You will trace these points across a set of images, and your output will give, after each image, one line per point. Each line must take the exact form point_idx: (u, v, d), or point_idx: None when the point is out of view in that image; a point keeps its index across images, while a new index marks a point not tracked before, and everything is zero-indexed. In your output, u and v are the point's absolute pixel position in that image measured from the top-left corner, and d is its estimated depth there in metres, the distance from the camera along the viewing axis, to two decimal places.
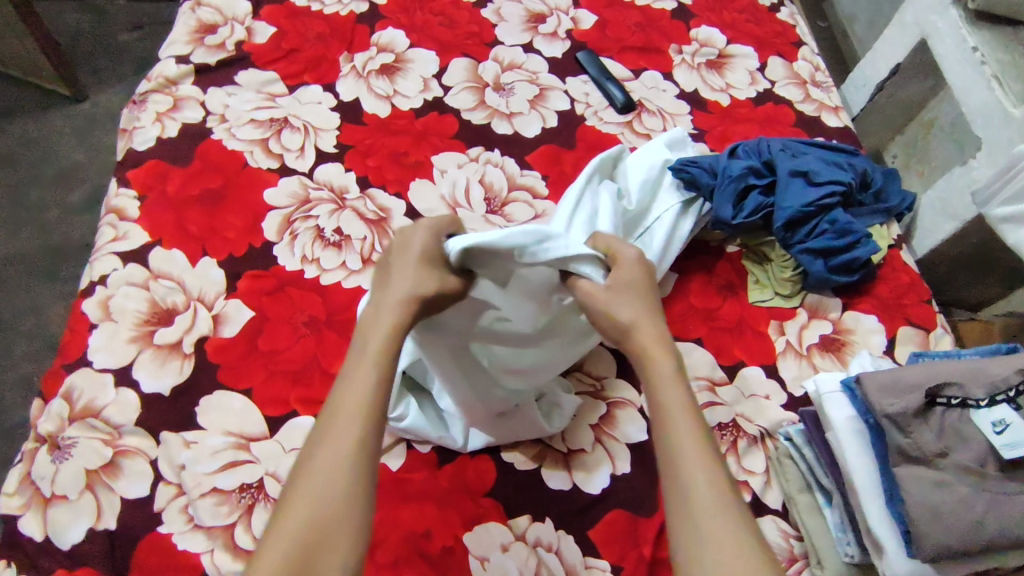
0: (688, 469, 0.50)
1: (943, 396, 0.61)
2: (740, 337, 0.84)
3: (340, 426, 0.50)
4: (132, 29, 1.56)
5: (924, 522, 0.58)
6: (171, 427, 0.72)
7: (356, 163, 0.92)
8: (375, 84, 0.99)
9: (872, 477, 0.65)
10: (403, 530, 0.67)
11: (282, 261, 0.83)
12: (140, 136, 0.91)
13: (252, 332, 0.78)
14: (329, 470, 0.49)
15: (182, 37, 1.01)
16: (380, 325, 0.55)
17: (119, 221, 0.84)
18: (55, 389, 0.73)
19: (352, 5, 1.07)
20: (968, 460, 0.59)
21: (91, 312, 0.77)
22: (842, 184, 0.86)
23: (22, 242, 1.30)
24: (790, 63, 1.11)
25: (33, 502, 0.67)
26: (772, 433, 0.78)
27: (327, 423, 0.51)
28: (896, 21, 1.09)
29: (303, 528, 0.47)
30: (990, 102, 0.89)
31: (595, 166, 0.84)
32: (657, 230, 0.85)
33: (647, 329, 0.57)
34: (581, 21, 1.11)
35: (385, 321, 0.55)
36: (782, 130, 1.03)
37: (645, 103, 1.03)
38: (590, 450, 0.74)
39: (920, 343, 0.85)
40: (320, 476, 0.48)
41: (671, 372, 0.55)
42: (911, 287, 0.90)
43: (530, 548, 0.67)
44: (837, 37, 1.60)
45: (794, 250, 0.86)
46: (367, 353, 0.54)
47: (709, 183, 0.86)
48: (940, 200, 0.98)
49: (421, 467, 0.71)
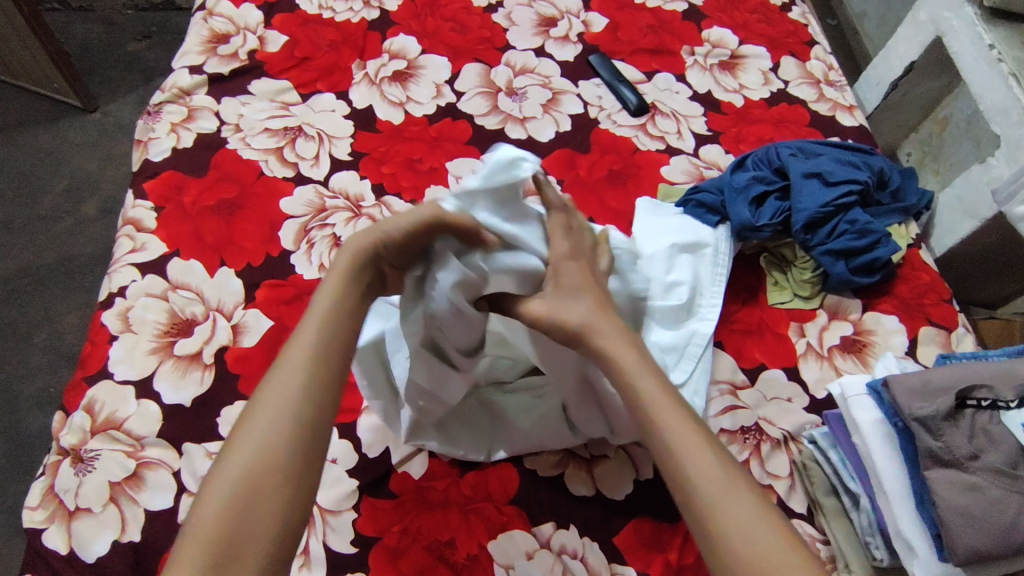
0: (690, 457, 0.51)
1: (973, 398, 0.61)
2: (760, 339, 0.84)
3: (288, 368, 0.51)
4: (141, 39, 1.57)
5: (956, 526, 0.57)
6: (193, 438, 0.72)
7: (371, 170, 0.92)
8: (387, 92, 0.99)
9: (903, 482, 0.64)
10: (427, 539, 0.67)
11: (300, 269, 0.83)
12: (156, 147, 0.91)
13: (271, 342, 0.78)
14: (277, 416, 0.49)
15: (194, 47, 1.02)
16: (333, 281, 0.56)
17: (137, 233, 0.84)
18: (77, 401, 0.73)
19: (363, 12, 1.08)
20: (999, 463, 0.59)
21: (111, 324, 0.77)
22: (858, 183, 0.86)
23: (36, 253, 1.30)
24: (803, 62, 1.11)
25: (57, 515, 0.67)
26: (796, 437, 0.77)
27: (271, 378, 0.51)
28: (910, 19, 1.09)
29: (248, 472, 0.47)
30: (1008, 100, 0.88)
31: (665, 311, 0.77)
32: (721, 250, 0.85)
33: (601, 327, 0.58)
34: (592, 24, 1.11)
35: (337, 275, 0.56)
36: (797, 129, 1.03)
37: (658, 105, 1.02)
38: (613, 456, 0.74)
39: (942, 343, 0.85)
40: (264, 424, 0.48)
41: (637, 362, 0.56)
42: (931, 286, 0.89)
43: (555, 555, 0.67)
44: (847, 35, 1.59)
45: (815, 252, 0.85)
46: (317, 308, 0.54)
47: (718, 200, 0.88)
48: (959, 198, 0.97)
49: (444, 475, 0.71)
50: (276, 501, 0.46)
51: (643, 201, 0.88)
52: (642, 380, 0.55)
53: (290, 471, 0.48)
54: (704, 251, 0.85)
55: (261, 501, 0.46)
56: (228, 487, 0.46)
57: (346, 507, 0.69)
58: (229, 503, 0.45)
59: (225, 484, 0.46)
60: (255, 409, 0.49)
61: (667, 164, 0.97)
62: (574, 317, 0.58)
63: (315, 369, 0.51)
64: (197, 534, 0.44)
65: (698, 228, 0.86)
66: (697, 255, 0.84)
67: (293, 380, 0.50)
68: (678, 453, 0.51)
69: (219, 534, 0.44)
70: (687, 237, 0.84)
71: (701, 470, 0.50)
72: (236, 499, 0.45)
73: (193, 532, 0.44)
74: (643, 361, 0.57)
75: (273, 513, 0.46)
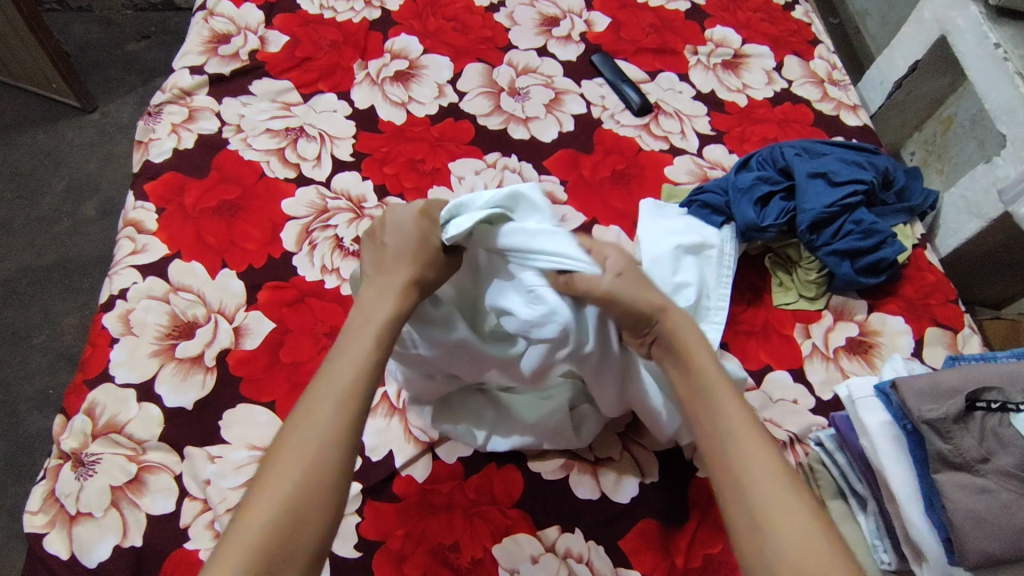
0: (745, 447, 0.53)
1: (983, 400, 0.60)
2: (766, 340, 0.83)
3: (341, 374, 0.55)
4: (140, 39, 1.56)
5: (966, 529, 0.57)
6: (195, 441, 0.71)
7: (373, 171, 0.91)
8: (389, 92, 0.99)
9: (912, 484, 0.64)
10: (430, 544, 0.66)
11: (302, 271, 0.82)
12: (156, 148, 0.91)
13: (274, 345, 0.77)
14: (320, 436, 0.52)
15: (195, 48, 1.01)
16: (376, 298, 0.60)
17: (138, 234, 0.83)
18: (78, 404, 0.72)
19: (365, 12, 1.07)
20: (1012, 467, 0.57)
21: (112, 326, 0.77)
22: (864, 182, 0.85)
23: (35, 254, 1.29)
24: (807, 62, 1.10)
25: (57, 519, 0.66)
26: (802, 438, 0.77)
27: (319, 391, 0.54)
28: (915, 18, 1.08)
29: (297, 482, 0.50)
30: (1014, 100, 0.88)
31: None
32: (727, 249, 0.85)
33: (675, 317, 0.61)
34: (594, 23, 1.10)
35: (386, 298, 0.60)
36: (802, 129, 1.02)
37: (662, 104, 1.01)
38: (618, 458, 0.73)
39: (948, 344, 0.84)
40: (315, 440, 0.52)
41: (711, 361, 0.59)
42: (936, 287, 0.89)
43: (560, 559, 0.66)
44: (849, 34, 1.59)
45: (820, 253, 0.84)
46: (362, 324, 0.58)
47: (722, 201, 0.87)
48: (964, 198, 0.96)
49: (447, 479, 0.71)
50: (317, 512, 0.49)
51: (647, 202, 0.88)
52: (711, 378, 0.57)
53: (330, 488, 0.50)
54: (709, 253, 0.84)
55: (306, 514, 0.49)
56: (275, 503, 0.49)
57: (349, 510, 0.68)
58: (276, 516, 0.48)
59: (272, 492, 0.49)
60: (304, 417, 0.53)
61: (671, 164, 0.96)
62: (640, 304, 0.60)
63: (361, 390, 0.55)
64: (238, 539, 0.47)
65: (703, 229, 0.86)
66: (702, 257, 0.84)
67: (337, 401, 0.53)
68: (740, 440, 0.53)
69: (262, 539, 0.47)
70: (694, 238, 0.84)
71: (760, 461, 0.52)
72: (283, 508, 0.48)
73: (238, 534, 0.47)
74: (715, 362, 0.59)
75: (309, 528, 0.49)
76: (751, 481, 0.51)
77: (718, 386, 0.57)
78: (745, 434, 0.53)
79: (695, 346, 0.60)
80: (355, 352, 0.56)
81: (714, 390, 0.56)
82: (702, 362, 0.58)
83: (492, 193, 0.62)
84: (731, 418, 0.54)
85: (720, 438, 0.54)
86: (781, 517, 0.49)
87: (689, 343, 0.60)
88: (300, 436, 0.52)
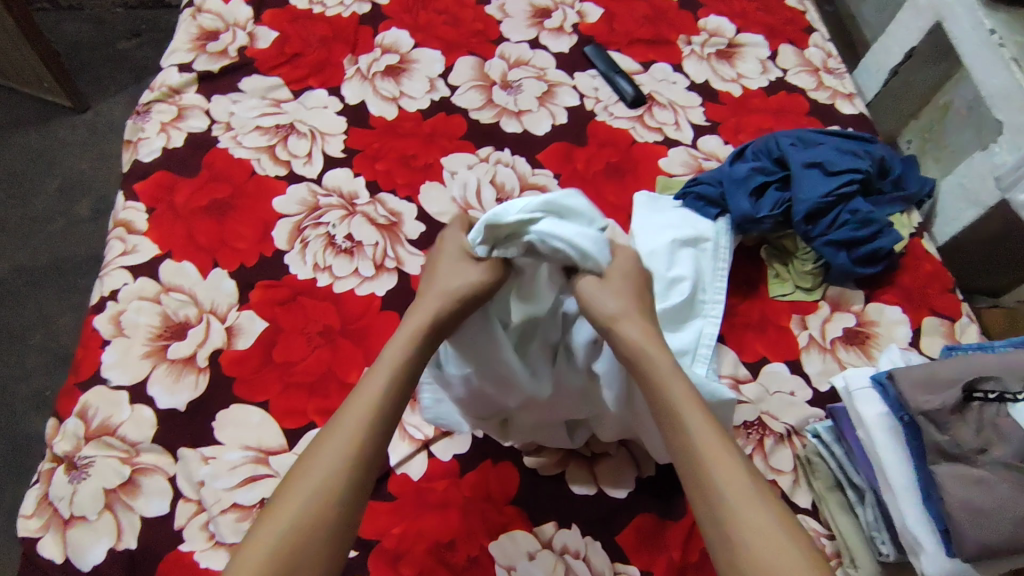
0: (712, 458, 0.53)
1: (980, 391, 0.59)
2: (763, 333, 0.83)
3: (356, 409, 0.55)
4: (131, 37, 1.55)
5: (963, 521, 0.57)
6: (188, 443, 0.70)
7: (365, 167, 0.90)
8: (381, 86, 0.98)
9: (908, 476, 0.63)
10: (426, 541, 0.66)
11: (294, 269, 0.82)
12: (146, 147, 0.90)
13: (266, 344, 0.76)
14: (326, 475, 0.51)
15: (183, 45, 1.00)
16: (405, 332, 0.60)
17: (128, 235, 0.83)
18: (70, 407, 0.72)
19: (354, 6, 1.06)
20: (1008, 457, 0.57)
21: (103, 328, 0.76)
22: (861, 171, 0.85)
23: (29, 254, 1.29)
24: (802, 50, 1.09)
25: (52, 523, 0.66)
26: (800, 430, 0.77)
27: (329, 430, 0.54)
28: (910, 4, 1.08)
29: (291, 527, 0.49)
30: (1010, 86, 0.87)
31: (666, 312, 0.75)
32: (722, 241, 0.84)
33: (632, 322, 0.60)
34: (587, 14, 1.09)
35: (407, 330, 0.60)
36: (797, 118, 1.01)
37: (656, 96, 1.01)
38: (614, 454, 0.73)
39: (946, 333, 0.84)
40: (321, 475, 0.51)
41: (671, 368, 0.58)
42: (934, 276, 0.88)
43: (557, 556, 0.66)
44: (845, 21, 1.58)
45: (816, 243, 0.84)
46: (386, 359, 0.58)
47: (718, 191, 0.87)
48: (961, 185, 0.95)
49: (443, 476, 0.70)
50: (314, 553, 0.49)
51: (643, 194, 0.87)
52: (674, 386, 0.56)
53: (335, 530, 0.50)
54: (705, 245, 0.83)
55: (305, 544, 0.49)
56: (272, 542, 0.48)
57: None
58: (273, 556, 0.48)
59: (275, 532, 0.49)
60: (312, 455, 0.53)
61: (665, 156, 0.95)
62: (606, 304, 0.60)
63: (377, 421, 0.54)
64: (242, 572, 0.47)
65: (698, 222, 0.85)
66: (699, 250, 0.83)
67: (349, 441, 0.53)
68: (704, 453, 0.53)
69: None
70: (693, 232, 0.83)
71: (726, 474, 0.52)
72: (277, 553, 0.48)
73: None
74: (675, 367, 0.58)
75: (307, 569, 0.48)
76: (721, 498, 0.51)
77: (684, 406, 0.56)
78: (712, 443, 0.53)
79: (656, 353, 0.58)
80: (377, 390, 0.56)
81: (679, 410, 0.55)
82: (669, 380, 0.57)
83: (526, 200, 0.58)
84: (698, 434, 0.54)
85: (685, 447, 0.54)
86: (748, 528, 0.50)
87: (652, 353, 0.58)
88: (308, 474, 0.52)
